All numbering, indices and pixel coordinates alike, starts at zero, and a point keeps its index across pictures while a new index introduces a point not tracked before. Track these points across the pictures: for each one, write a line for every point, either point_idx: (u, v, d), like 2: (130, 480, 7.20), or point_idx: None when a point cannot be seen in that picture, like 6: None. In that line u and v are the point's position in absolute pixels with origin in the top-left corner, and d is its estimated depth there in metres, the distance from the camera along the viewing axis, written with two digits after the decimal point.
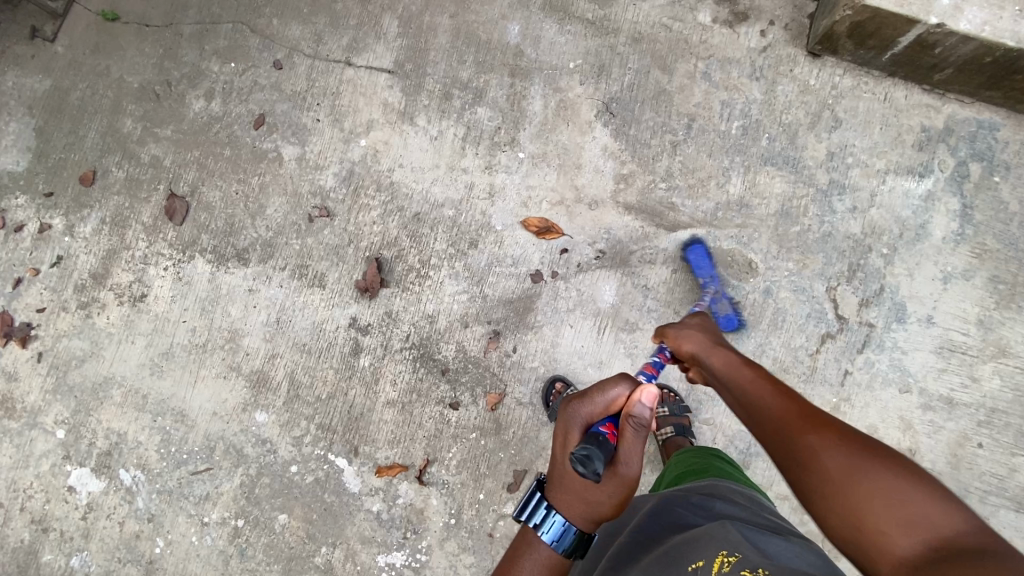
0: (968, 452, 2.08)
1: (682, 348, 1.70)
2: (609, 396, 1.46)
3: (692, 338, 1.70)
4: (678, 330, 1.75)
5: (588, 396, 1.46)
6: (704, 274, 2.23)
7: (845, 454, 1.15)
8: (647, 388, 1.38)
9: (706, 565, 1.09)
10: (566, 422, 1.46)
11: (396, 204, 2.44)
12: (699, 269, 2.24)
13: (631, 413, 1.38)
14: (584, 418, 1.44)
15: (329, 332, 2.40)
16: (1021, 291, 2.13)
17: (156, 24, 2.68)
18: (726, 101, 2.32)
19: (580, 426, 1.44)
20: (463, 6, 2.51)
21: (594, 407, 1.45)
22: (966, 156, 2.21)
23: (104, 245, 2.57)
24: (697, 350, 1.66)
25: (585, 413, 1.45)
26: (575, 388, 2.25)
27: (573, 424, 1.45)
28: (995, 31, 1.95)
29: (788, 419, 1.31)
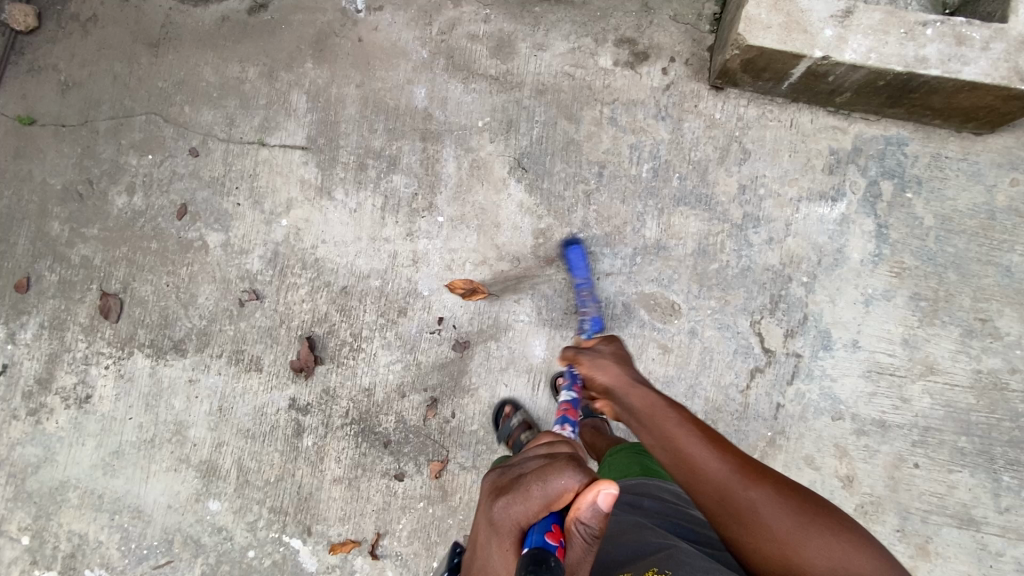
0: (905, 473, 2.09)
1: (597, 381, 1.69)
2: (550, 490, 1.13)
3: (607, 370, 1.68)
4: (593, 360, 1.73)
5: (524, 491, 1.15)
6: (579, 275, 2.24)
7: (781, 511, 1.25)
8: (602, 489, 1.07)
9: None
10: (497, 525, 1.16)
11: (323, 280, 2.45)
12: (574, 269, 2.24)
13: (580, 518, 1.09)
14: (519, 519, 1.13)
15: (271, 415, 2.42)
16: (943, 306, 2.13)
17: (72, 123, 2.69)
18: (634, 144, 2.32)
19: (515, 532, 1.13)
20: (368, 75, 2.52)
21: (531, 503, 1.13)
22: (877, 174, 2.20)
23: (46, 349, 2.60)
24: (613, 384, 1.64)
25: (521, 515, 1.13)
26: (523, 410, 2.27)
27: (508, 524, 1.14)
28: (882, 58, 1.94)
29: (722, 474, 1.32)
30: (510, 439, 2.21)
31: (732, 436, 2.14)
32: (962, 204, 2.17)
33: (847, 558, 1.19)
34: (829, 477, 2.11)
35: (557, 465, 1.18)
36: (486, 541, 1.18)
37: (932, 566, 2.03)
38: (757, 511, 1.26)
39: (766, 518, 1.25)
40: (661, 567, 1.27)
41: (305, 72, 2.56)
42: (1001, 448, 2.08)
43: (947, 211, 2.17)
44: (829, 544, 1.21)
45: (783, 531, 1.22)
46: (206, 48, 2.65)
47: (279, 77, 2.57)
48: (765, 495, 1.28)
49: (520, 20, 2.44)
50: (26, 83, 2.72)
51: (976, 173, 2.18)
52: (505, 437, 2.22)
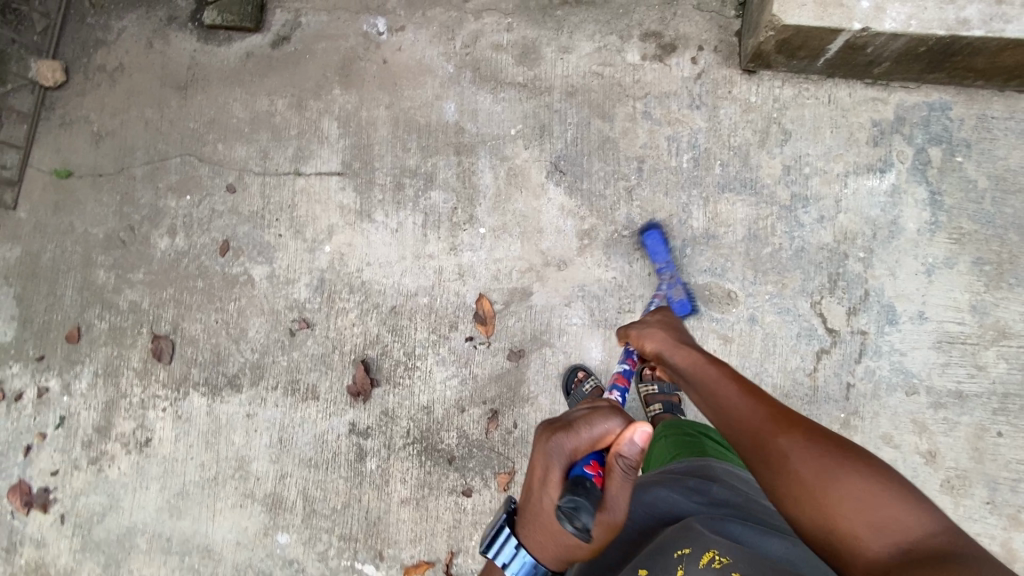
0: (989, 443, 2.03)
1: (646, 348, 1.75)
2: (596, 430, 1.24)
3: (654, 336, 1.75)
4: (639, 330, 1.80)
5: (572, 429, 1.26)
6: (661, 259, 2.22)
7: (814, 455, 1.16)
8: (639, 427, 1.18)
9: (695, 558, 1.22)
10: (544, 458, 1.26)
11: (372, 302, 2.45)
12: (655, 254, 2.22)
13: (619, 452, 1.20)
14: (564, 454, 1.24)
15: (332, 442, 2.41)
16: (1008, 269, 2.08)
17: (108, 171, 2.73)
18: (671, 136, 2.30)
19: (562, 465, 1.23)
20: (397, 95, 2.54)
21: (576, 440, 1.25)
22: (924, 141, 2.16)
23: (102, 397, 2.61)
24: (661, 348, 1.69)
25: (568, 448, 1.24)
26: (597, 378, 2.26)
27: (553, 457, 1.24)
28: (923, 24, 1.90)
29: (754, 422, 1.30)
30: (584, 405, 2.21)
31: None
32: (1014, 162, 2.12)
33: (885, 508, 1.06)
34: (910, 455, 2.05)
35: (602, 409, 1.28)
36: (535, 475, 1.27)
37: None
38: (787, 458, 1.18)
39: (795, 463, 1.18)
40: (722, 552, 1.22)
41: (333, 98, 2.58)
42: None
43: (1000, 171, 2.13)
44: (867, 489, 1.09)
45: (806, 472, 1.15)
46: (233, 85, 2.68)
47: (308, 106, 2.60)
48: (797, 443, 1.20)
49: (543, 25, 2.44)
50: (60, 137, 2.77)
51: None
52: (578, 402, 2.22)
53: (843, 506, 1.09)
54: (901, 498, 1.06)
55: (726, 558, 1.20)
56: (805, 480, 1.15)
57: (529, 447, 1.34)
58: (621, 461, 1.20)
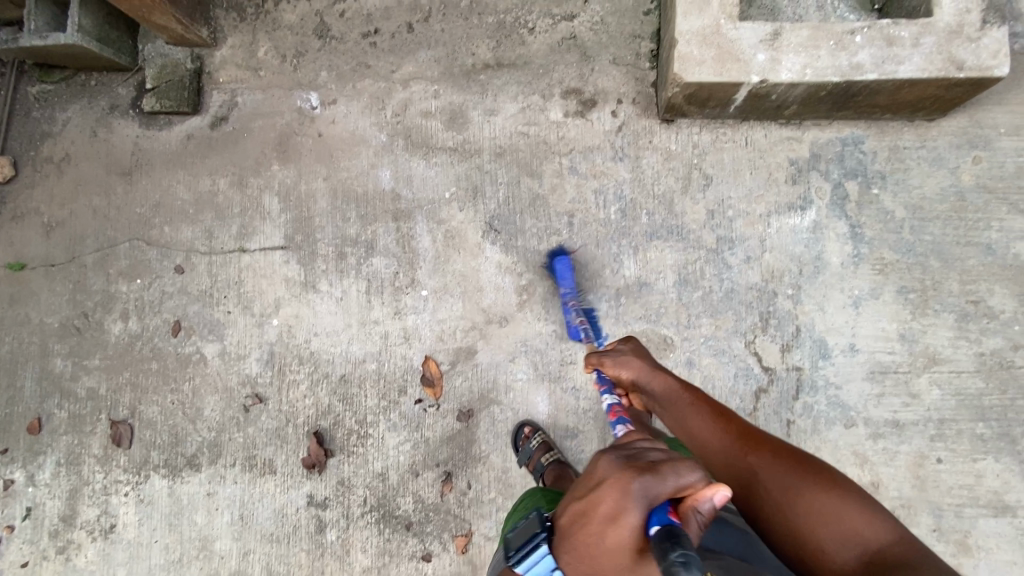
0: (930, 470, 2.05)
1: (623, 377, 1.72)
2: (682, 480, 1.07)
3: (629, 364, 1.71)
4: (614, 357, 1.74)
5: (660, 474, 1.06)
6: (565, 286, 2.27)
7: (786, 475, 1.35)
8: (724, 489, 1.07)
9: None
10: (622, 500, 1.04)
11: (321, 372, 2.48)
12: (561, 279, 2.28)
13: (697, 508, 1.07)
14: (648, 502, 1.04)
15: (292, 515, 2.43)
16: (932, 295, 2.12)
17: (61, 260, 2.78)
18: (598, 189, 2.36)
19: (644, 512, 1.03)
20: (333, 167, 2.60)
21: (663, 487, 1.05)
22: (840, 176, 2.21)
23: (66, 486, 2.63)
24: (637, 378, 1.69)
25: (652, 497, 1.04)
26: (543, 432, 2.26)
27: (636, 503, 1.03)
28: (818, 72, 1.94)
29: (726, 446, 1.46)
30: (532, 462, 2.18)
31: None
32: (930, 190, 2.16)
33: (840, 517, 1.25)
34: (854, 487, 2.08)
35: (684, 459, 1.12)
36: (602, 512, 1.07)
37: (976, 560, 2.00)
38: (759, 478, 1.37)
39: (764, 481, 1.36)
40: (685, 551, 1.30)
41: (272, 174, 2.64)
42: (1022, 428, 2.05)
43: (917, 200, 2.17)
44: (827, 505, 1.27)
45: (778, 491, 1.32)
46: (176, 167, 2.74)
47: (249, 184, 2.66)
48: (765, 462, 1.38)
49: (468, 89, 2.51)
50: (12, 231, 2.83)
51: (938, 157, 2.17)
52: (527, 459, 2.20)
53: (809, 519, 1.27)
54: (861, 509, 1.25)
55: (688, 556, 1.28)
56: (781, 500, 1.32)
57: (600, 479, 1.11)
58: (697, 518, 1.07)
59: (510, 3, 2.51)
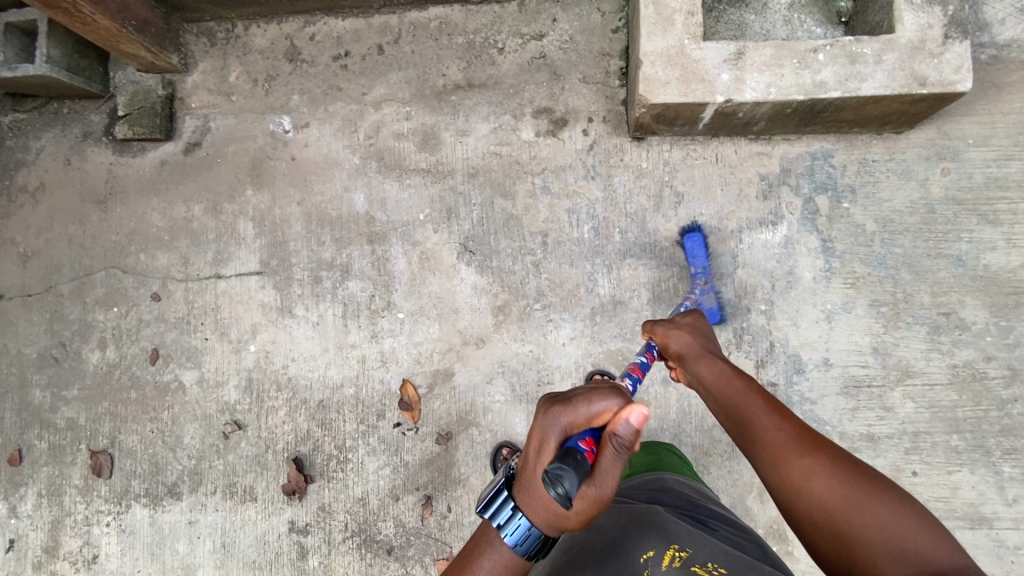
0: (906, 483, 2.06)
1: (670, 347, 1.77)
2: (593, 406, 1.27)
3: (680, 336, 1.76)
4: (666, 327, 1.81)
5: (572, 404, 1.28)
6: (698, 263, 2.18)
7: (840, 480, 1.23)
8: (635, 407, 1.20)
9: (658, 557, 1.23)
10: (541, 430, 1.28)
11: (299, 397, 2.48)
12: (692, 257, 2.19)
13: (614, 430, 1.21)
14: (562, 429, 1.26)
15: (273, 542, 2.43)
16: (904, 308, 2.13)
17: (37, 290, 2.76)
18: (571, 209, 2.37)
19: (557, 436, 1.26)
20: (307, 191, 2.59)
21: (574, 415, 1.27)
22: (810, 191, 2.22)
23: (47, 517, 2.62)
24: (685, 351, 1.72)
25: (563, 419, 1.26)
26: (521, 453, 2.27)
27: (550, 431, 1.26)
28: (781, 91, 1.95)
29: (782, 445, 1.35)
30: None
31: (726, 477, 2.23)
32: (900, 203, 2.17)
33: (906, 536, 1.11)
34: None
35: (603, 390, 1.31)
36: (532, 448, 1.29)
37: None
38: (809, 479, 1.26)
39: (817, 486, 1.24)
40: (681, 546, 1.26)
41: (247, 200, 2.63)
42: (996, 439, 2.05)
43: (887, 213, 2.17)
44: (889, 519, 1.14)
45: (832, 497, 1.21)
46: (151, 194, 2.73)
47: (224, 209, 2.65)
48: (820, 464, 1.27)
49: (439, 111, 2.51)
50: None
51: (907, 169, 2.18)
52: None
53: (864, 532, 1.14)
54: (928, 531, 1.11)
55: (686, 552, 1.24)
56: (831, 505, 1.21)
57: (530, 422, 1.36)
58: (618, 440, 1.20)
59: (480, 23, 2.51)
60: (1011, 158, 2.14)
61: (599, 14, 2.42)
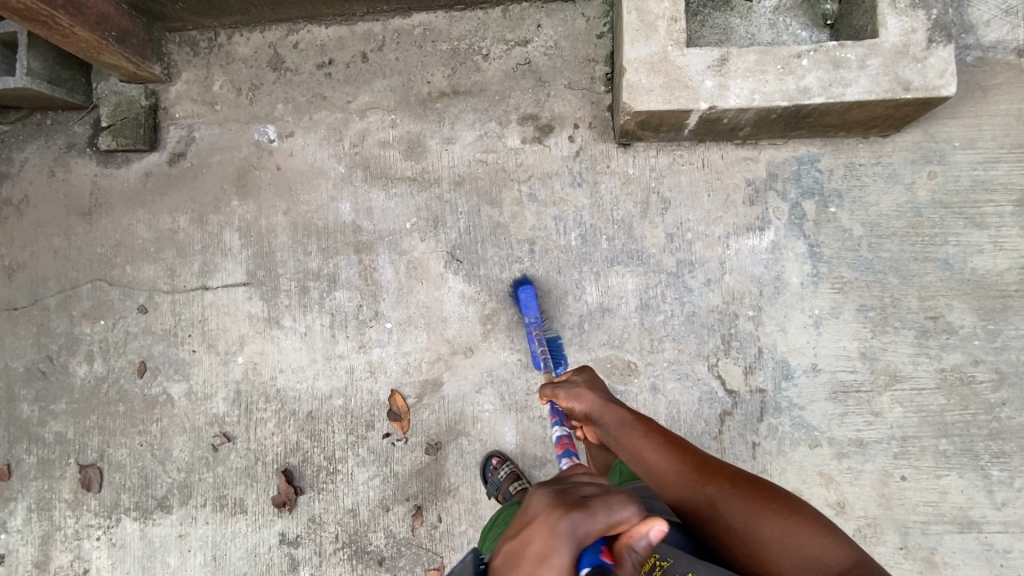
0: (895, 488, 2.06)
1: (575, 411, 1.70)
2: (616, 517, 1.01)
3: (582, 397, 1.68)
4: (567, 391, 1.72)
5: (593, 512, 1.00)
6: (530, 314, 2.24)
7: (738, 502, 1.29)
8: (658, 522, 0.96)
9: (637, 565, 1.23)
10: (552, 543, 0.97)
11: (288, 409, 2.47)
12: (525, 309, 2.24)
13: (636, 549, 1.00)
14: (578, 544, 0.97)
15: (264, 554, 2.42)
16: (892, 312, 2.13)
17: (22, 304, 2.73)
18: (558, 216, 2.35)
19: (574, 554, 0.96)
20: (293, 200, 2.57)
21: (594, 526, 0.99)
22: (797, 196, 2.21)
23: (37, 532, 2.61)
24: (590, 410, 1.66)
25: (575, 533, 0.97)
26: (511, 461, 2.27)
27: (566, 547, 0.96)
28: (765, 97, 1.94)
29: (683, 481, 1.38)
30: (500, 492, 2.17)
31: None
32: (887, 207, 2.16)
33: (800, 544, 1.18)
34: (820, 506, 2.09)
35: (617, 493, 1.04)
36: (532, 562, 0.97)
37: None
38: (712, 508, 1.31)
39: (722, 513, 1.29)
40: (662, 554, 1.23)
41: (232, 210, 2.61)
42: (984, 442, 2.05)
43: (874, 217, 2.17)
44: (783, 528, 1.21)
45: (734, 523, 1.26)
46: (136, 205, 2.70)
47: (209, 220, 2.63)
48: (720, 490, 1.32)
49: (425, 118, 2.49)
50: None
51: (893, 173, 2.17)
52: (495, 489, 2.20)
53: (768, 549, 1.20)
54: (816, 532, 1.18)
55: (667, 560, 1.22)
56: (741, 531, 1.25)
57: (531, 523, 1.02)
58: (633, 557, 0.97)
59: (464, 30, 2.49)
60: (997, 160, 2.13)
61: (583, 20, 2.41)
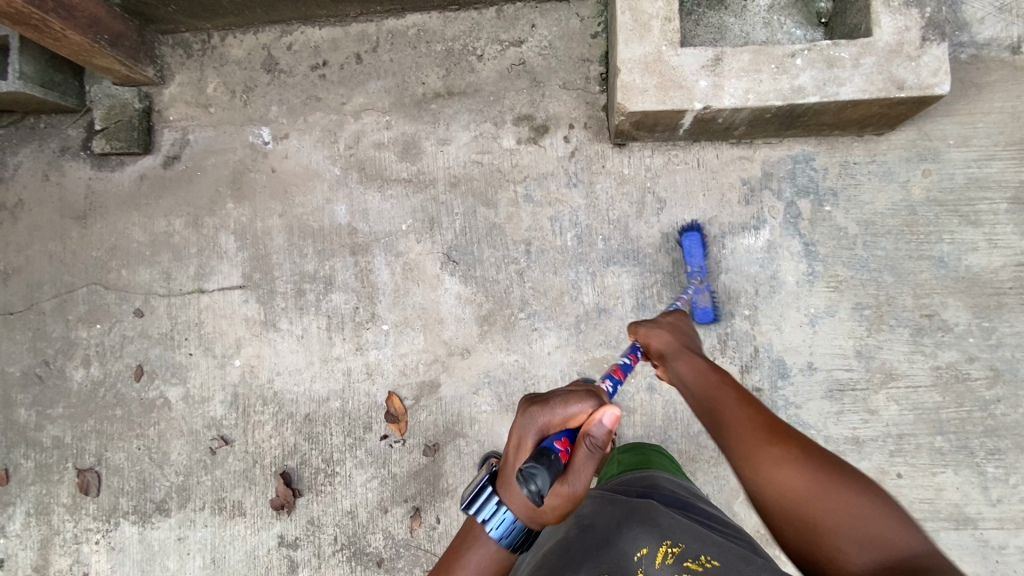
0: (891, 485, 2.07)
1: (651, 347, 1.78)
2: (570, 408, 1.33)
3: (660, 335, 1.76)
4: (647, 326, 1.80)
5: (550, 405, 1.34)
6: (695, 262, 2.18)
7: (806, 472, 1.30)
8: (607, 409, 1.26)
9: (652, 555, 1.22)
10: (520, 430, 1.34)
11: (286, 411, 2.47)
12: (690, 256, 2.19)
13: (588, 431, 1.26)
14: (540, 428, 1.31)
15: (263, 557, 2.42)
16: (887, 311, 2.13)
17: (18, 308, 2.72)
18: (553, 217, 2.35)
19: (535, 435, 1.31)
20: (288, 203, 2.57)
21: (551, 415, 1.32)
22: (793, 195, 2.21)
23: (36, 536, 2.61)
24: (665, 350, 1.74)
25: (541, 421, 1.32)
26: None
27: (528, 430, 1.32)
28: (760, 96, 1.94)
29: (751, 434, 1.40)
30: None
31: (713, 482, 2.24)
32: (882, 205, 2.17)
33: (866, 521, 1.18)
34: None
35: (579, 393, 1.37)
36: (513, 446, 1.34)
37: None
38: (779, 468, 1.31)
39: (785, 473, 1.30)
40: (673, 542, 1.25)
41: (228, 213, 2.61)
42: (979, 439, 2.06)
43: (869, 215, 2.17)
44: (850, 503, 1.22)
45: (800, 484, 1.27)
46: (131, 208, 2.70)
47: (204, 223, 2.62)
48: (793, 457, 1.32)
49: (420, 120, 2.49)
50: None
51: (888, 171, 2.17)
52: None
53: (830, 517, 1.21)
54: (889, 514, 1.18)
55: (679, 547, 1.23)
56: (797, 491, 1.27)
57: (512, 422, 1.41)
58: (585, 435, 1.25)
59: (458, 30, 2.48)
60: (992, 158, 2.13)
61: (578, 19, 2.40)
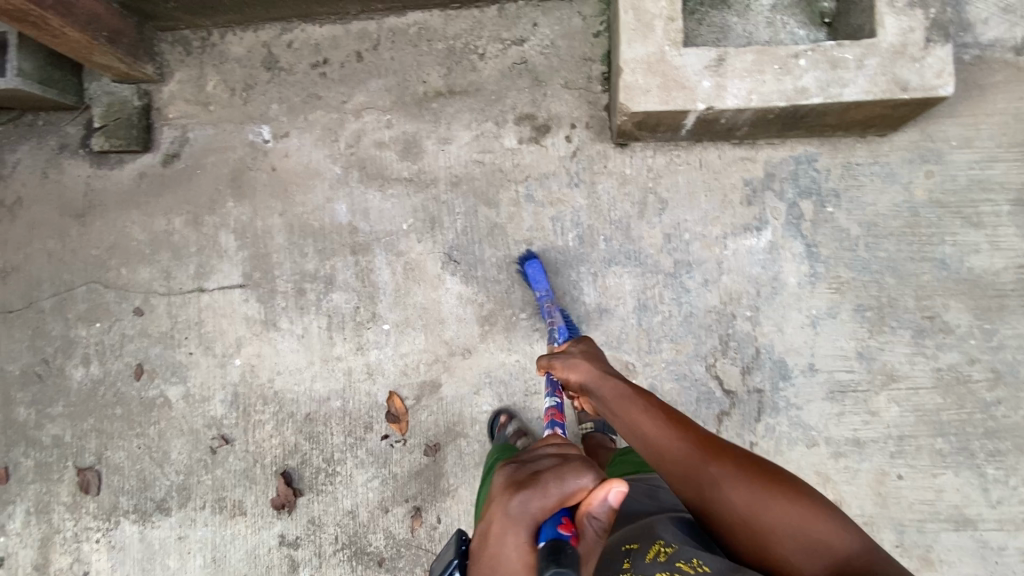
0: (891, 487, 2.08)
1: (571, 380, 1.66)
2: (568, 485, 1.06)
3: (578, 367, 1.65)
4: (564, 361, 1.69)
5: (542, 486, 1.06)
6: (540, 288, 2.25)
7: (745, 488, 1.28)
8: (613, 485, 1.03)
9: (644, 552, 1.26)
10: (508, 520, 1.04)
11: (286, 411, 2.46)
12: (534, 283, 2.25)
13: (591, 511, 1.04)
14: (533, 516, 1.03)
15: (264, 556, 2.43)
16: (888, 312, 2.13)
17: (17, 307, 2.71)
18: (555, 217, 2.35)
19: (529, 528, 1.02)
20: (288, 201, 2.56)
21: (546, 498, 1.05)
22: (795, 196, 2.20)
23: (36, 534, 2.61)
24: (586, 381, 1.62)
25: (536, 509, 1.04)
26: (518, 418, 2.28)
27: (519, 521, 1.03)
28: (763, 97, 1.93)
29: (688, 457, 1.35)
30: None
31: None
32: (884, 207, 2.16)
33: (807, 528, 1.22)
34: None
35: (573, 464, 1.11)
36: (496, 540, 1.05)
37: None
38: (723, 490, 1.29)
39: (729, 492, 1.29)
40: (667, 542, 1.28)
41: (228, 212, 2.60)
42: (980, 441, 2.07)
43: (871, 217, 2.17)
44: (791, 514, 1.23)
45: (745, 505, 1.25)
46: (130, 207, 2.68)
47: (204, 221, 2.61)
48: (728, 473, 1.30)
49: (421, 119, 2.48)
50: None
51: (891, 173, 2.17)
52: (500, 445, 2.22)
53: (777, 531, 1.22)
54: (822, 517, 1.22)
55: (672, 547, 1.26)
56: (743, 510, 1.26)
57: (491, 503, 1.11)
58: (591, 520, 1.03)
59: (459, 29, 2.47)
60: (994, 160, 2.13)
61: (580, 18, 2.39)
